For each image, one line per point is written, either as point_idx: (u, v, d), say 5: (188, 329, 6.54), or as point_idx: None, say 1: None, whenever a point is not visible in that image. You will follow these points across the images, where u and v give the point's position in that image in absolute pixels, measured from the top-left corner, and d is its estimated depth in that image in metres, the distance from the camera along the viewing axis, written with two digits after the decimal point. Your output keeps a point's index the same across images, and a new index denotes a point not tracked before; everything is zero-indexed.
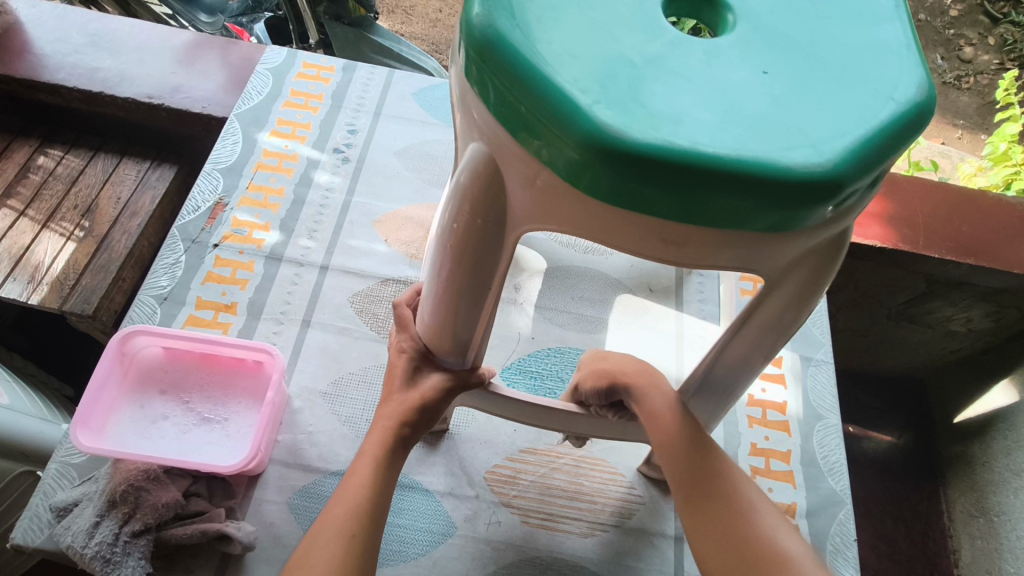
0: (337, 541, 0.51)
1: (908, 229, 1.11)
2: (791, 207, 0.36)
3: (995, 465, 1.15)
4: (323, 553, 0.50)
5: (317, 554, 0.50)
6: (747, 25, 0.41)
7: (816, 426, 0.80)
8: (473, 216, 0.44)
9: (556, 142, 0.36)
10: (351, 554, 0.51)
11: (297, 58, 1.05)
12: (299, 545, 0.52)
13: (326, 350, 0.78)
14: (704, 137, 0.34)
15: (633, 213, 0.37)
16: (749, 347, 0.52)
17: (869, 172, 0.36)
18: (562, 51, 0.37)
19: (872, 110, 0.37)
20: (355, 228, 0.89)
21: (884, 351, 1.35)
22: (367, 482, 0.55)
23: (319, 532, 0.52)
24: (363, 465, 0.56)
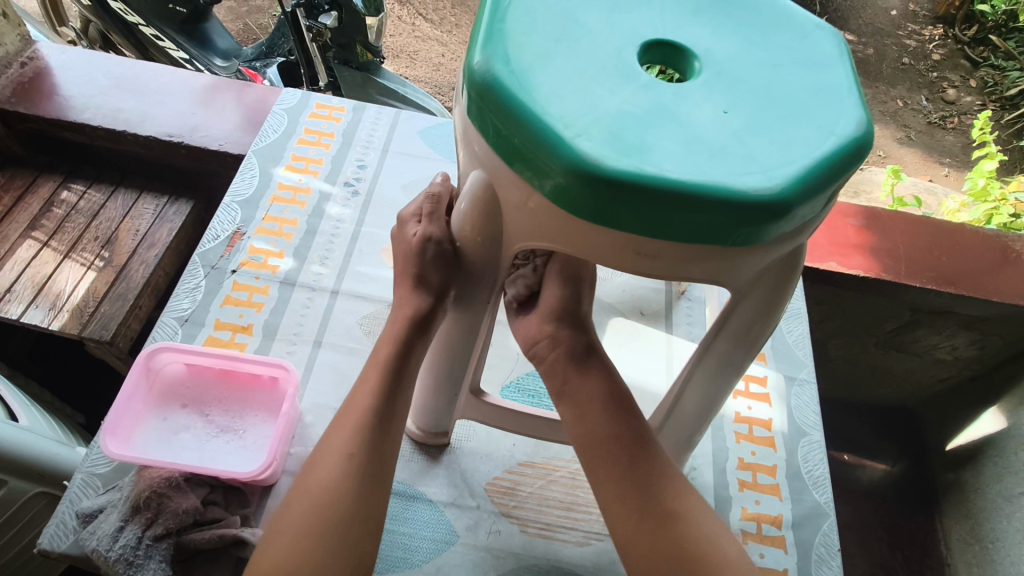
0: (337, 460, 0.53)
1: (890, 259, 1.17)
2: (748, 225, 0.42)
3: (986, 491, 1.17)
4: (324, 472, 0.52)
5: (321, 467, 0.53)
6: (711, 71, 0.47)
7: (800, 442, 0.85)
8: (475, 235, 0.50)
9: (546, 169, 0.42)
10: (355, 470, 0.52)
11: (310, 100, 1.13)
12: (314, 443, 0.56)
13: (335, 368, 0.83)
14: (670, 165, 0.41)
15: (613, 230, 0.43)
16: (724, 357, 0.57)
17: (814, 195, 0.42)
18: (550, 93, 0.43)
19: (816, 143, 0.43)
20: (365, 256, 0.94)
21: (875, 378, 1.39)
22: (375, 391, 0.56)
23: (326, 441, 0.54)
24: (373, 374, 0.57)
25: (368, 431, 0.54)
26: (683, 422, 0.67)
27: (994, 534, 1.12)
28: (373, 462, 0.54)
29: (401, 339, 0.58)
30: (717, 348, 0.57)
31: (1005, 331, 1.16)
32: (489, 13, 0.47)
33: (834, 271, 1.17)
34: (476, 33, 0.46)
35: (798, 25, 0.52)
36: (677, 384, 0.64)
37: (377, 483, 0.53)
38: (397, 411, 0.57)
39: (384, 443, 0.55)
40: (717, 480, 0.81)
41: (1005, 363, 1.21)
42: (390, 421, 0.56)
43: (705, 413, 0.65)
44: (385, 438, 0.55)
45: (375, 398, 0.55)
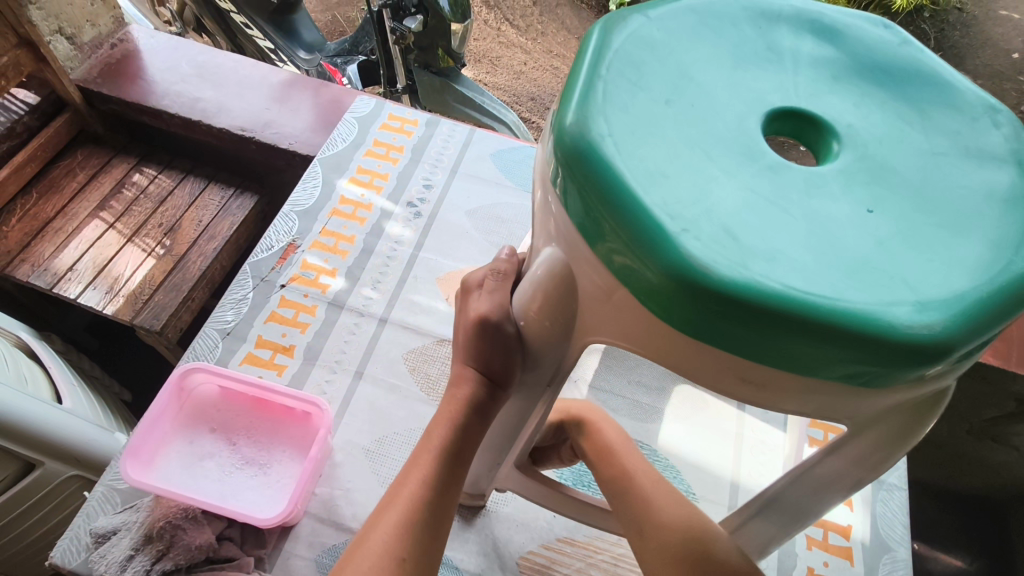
0: (387, 537, 0.45)
1: (1001, 344, 1.04)
2: (889, 365, 0.33)
3: None
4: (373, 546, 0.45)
5: (371, 539, 0.46)
6: (853, 155, 0.39)
7: (883, 558, 0.73)
8: (542, 317, 0.44)
9: (637, 263, 0.35)
10: (407, 548, 0.45)
11: (384, 109, 1.08)
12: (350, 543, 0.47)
13: (373, 405, 0.78)
14: (797, 280, 0.32)
15: (714, 347, 0.35)
16: (818, 485, 0.48)
17: (979, 336, 0.33)
18: (653, 170, 0.35)
19: (986, 268, 0.34)
20: (419, 283, 0.89)
21: (963, 469, 1.24)
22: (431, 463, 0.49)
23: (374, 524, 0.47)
24: (426, 454, 0.49)
25: (421, 512, 0.47)
26: (758, 534, 0.55)
27: None
28: (424, 546, 0.46)
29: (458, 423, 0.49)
30: (814, 474, 0.47)
31: None
32: (590, 64, 0.40)
33: None
34: (571, 87, 0.39)
35: (965, 107, 0.42)
36: (766, 491, 0.53)
37: (427, 569, 0.46)
38: (450, 499, 0.49)
39: (440, 522, 0.48)
40: None
41: None
42: (440, 514, 0.48)
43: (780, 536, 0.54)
44: (440, 517, 0.48)
45: (430, 470, 0.49)
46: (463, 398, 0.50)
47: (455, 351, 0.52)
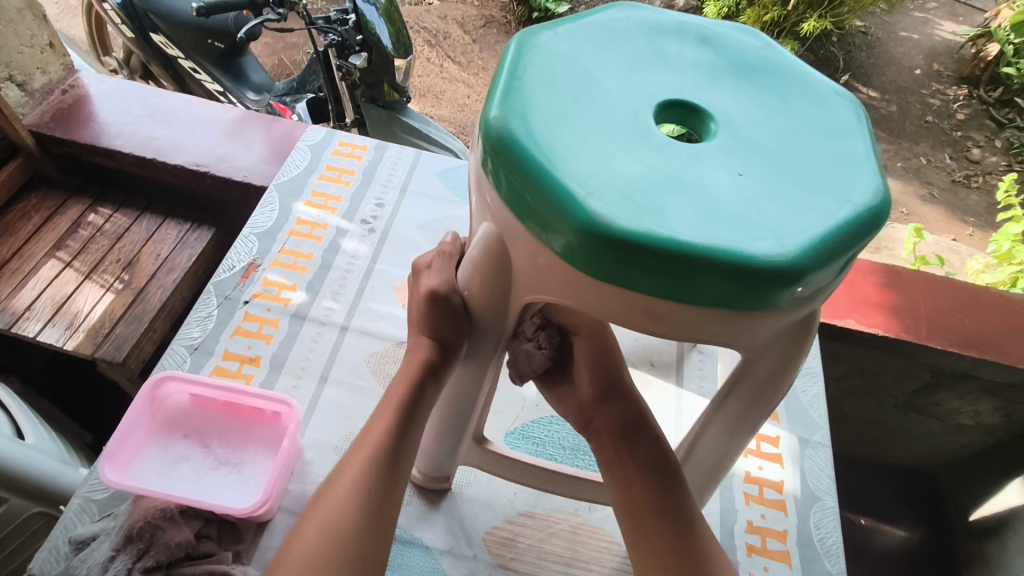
0: (352, 485, 0.52)
1: (911, 320, 1.13)
2: (761, 290, 0.41)
3: (1014, 568, 1.11)
4: (339, 494, 0.51)
5: (337, 488, 0.52)
6: (727, 133, 0.47)
7: (813, 507, 0.81)
8: (483, 286, 0.51)
9: (557, 226, 0.42)
10: (371, 497, 0.51)
11: (334, 137, 1.15)
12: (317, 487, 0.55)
13: (339, 406, 0.83)
14: (682, 228, 0.40)
15: (625, 290, 0.43)
16: (733, 421, 0.56)
17: (828, 264, 0.41)
18: (564, 151, 0.43)
19: (832, 211, 0.42)
20: (376, 293, 0.95)
21: (894, 442, 1.35)
22: (390, 424, 0.55)
23: (341, 468, 0.53)
24: (386, 411, 0.56)
25: (381, 457, 0.53)
26: (711, 445, 0.60)
27: None
28: (385, 495, 0.52)
29: (414, 382, 0.56)
30: (727, 411, 0.55)
31: None
32: (509, 71, 0.47)
33: (852, 329, 1.13)
34: (494, 89, 0.47)
35: (818, 91, 0.51)
36: (695, 427, 0.61)
37: (388, 518, 0.52)
38: (410, 453, 0.56)
39: (400, 478, 0.54)
40: (724, 543, 0.78)
41: None
42: (399, 469, 0.54)
43: (718, 466, 0.62)
44: (399, 472, 0.54)
45: (389, 430, 0.55)
46: (419, 362, 0.57)
47: (412, 325, 0.58)
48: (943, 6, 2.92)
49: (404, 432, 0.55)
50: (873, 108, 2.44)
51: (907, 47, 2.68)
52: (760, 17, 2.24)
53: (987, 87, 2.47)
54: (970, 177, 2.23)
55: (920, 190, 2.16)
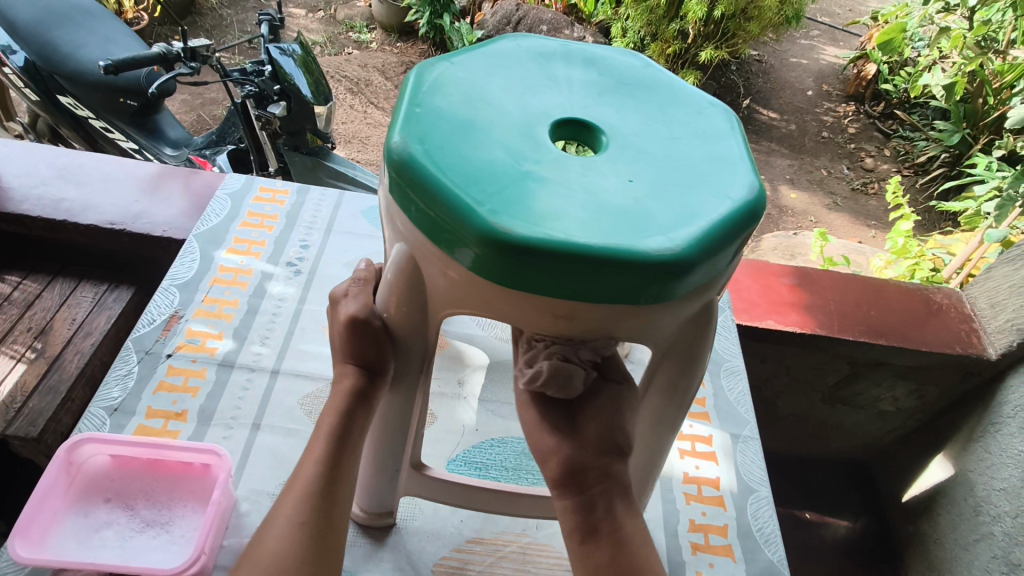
0: (285, 529, 0.50)
1: (824, 316, 1.19)
2: (656, 283, 0.44)
3: (946, 541, 1.17)
4: (270, 539, 0.50)
5: (268, 534, 0.50)
6: (616, 145, 0.51)
7: (749, 499, 0.85)
8: (400, 305, 0.52)
9: (463, 240, 0.44)
10: (305, 538, 0.50)
11: (253, 183, 1.16)
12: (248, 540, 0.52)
13: (275, 452, 0.80)
14: (578, 231, 0.43)
15: (533, 295, 0.45)
16: (658, 412, 0.60)
17: (714, 253, 0.45)
18: (464, 169, 0.45)
19: (713, 206, 0.47)
20: (306, 333, 0.95)
21: (828, 436, 1.40)
22: (320, 460, 0.54)
23: (273, 509, 0.52)
24: (316, 443, 0.55)
25: (313, 491, 0.52)
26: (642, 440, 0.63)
27: None
28: (319, 535, 0.51)
29: (343, 410, 0.56)
30: (650, 403, 0.60)
31: (939, 380, 1.19)
32: (409, 101, 0.50)
33: (773, 329, 1.18)
34: (396, 116, 0.49)
35: (694, 103, 0.57)
36: None
37: (322, 559, 0.50)
38: (344, 484, 0.55)
39: (334, 516, 0.53)
40: (669, 544, 0.80)
41: (943, 411, 1.25)
42: (334, 505, 0.53)
43: (649, 463, 0.65)
44: (332, 510, 0.53)
45: (320, 464, 0.54)
46: (346, 389, 0.57)
47: (335, 355, 0.59)
48: (825, 33, 3.20)
49: (335, 463, 0.54)
50: (775, 128, 2.62)
51: (798, 72, 2.92)
52: (664, 50, 2.40)
53: (871, 103, 2.71)
54: (867, 183, 2.41)
55: (825, 200, 2.32)
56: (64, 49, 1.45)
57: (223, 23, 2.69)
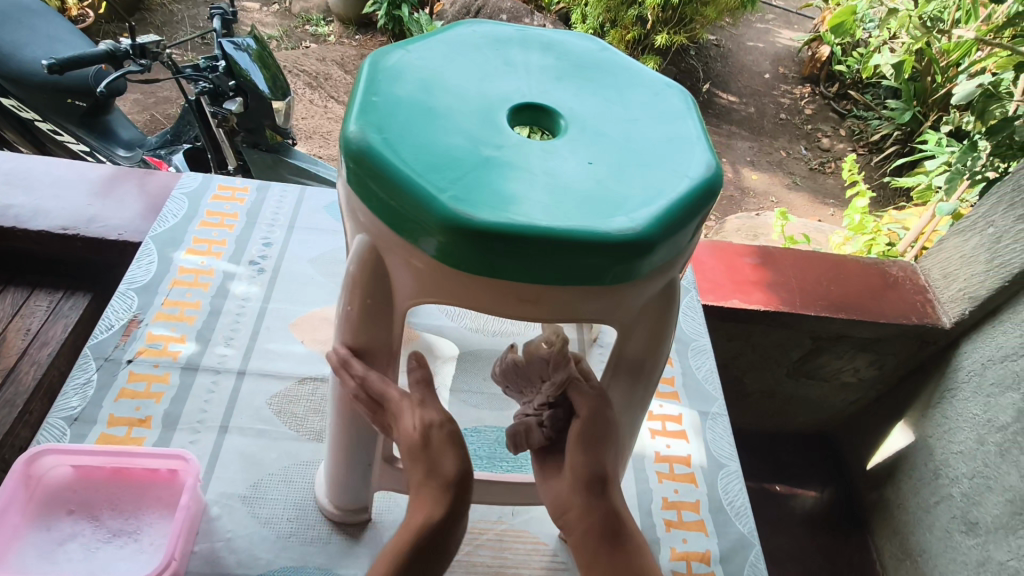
0: None
1: (786, 292, 1.22)
2: (619, 262, 0.44)
3: (908, 504, 1.22)
4: None
5: None
6: (575, 128, 0.51)
7: (719, 474, 0.87)
8: (363, 297, 0.51)
9: (425, 227, 0.44)
10: None
11: (211, 181, 1.14)
12: None
13: (244, 454, 0.79)
14: (540, 214, 0.43)
15: (498, 281, 0.45)
16: (625, 397, 0.61)
17: (675, 232, 0.46)
18: (424, 156, 0.45)
19: (672, 185, 0.47)
20: (272, 332, 0.93)
21: (794, 410, 1.44)
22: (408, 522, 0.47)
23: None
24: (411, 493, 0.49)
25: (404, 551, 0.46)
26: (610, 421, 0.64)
27: (921, 546, 1.16)
28: None
29: None
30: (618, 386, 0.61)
31: (897, 350, 1.23)
32: (366, 90, 0.50)
33: (737, 308, 1.20)
34: (352, 105, 0.49)
35: (651, 84, 0.57)
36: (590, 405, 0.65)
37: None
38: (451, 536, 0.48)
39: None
40: (644, 522, 0.82)
41: (902, 380, 1.29)
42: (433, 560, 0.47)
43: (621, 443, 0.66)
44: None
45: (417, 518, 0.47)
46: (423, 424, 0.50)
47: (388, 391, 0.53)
48: (780, 17, 3.26)
49: None
50: (734, 111, 2.67)
51: (755, 55, 2.97)
52: (623, 37, 2.41)
53: (826, 84, 2.77)
54: (824, 163, 2.48)
55: (785, 180, 2.37)
56: (4, 49, 1.39)
57: (174, 18, 2.61)
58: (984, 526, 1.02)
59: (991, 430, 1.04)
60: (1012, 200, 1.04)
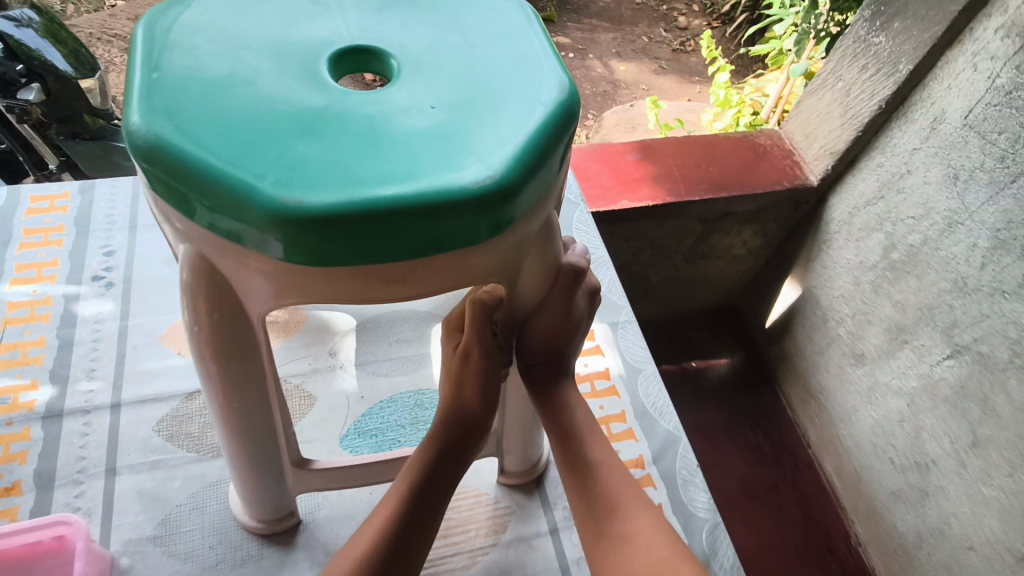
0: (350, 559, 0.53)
1: (671, 183, 1.23)
2: (486, 216, 0.40)
3: (806, 352, 1.32)
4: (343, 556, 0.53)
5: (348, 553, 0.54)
6: (409, 67, 0.45)
7: (638, 380, 0.89)
8: (209, 313, 0.45)
9: (253, 226, 0.37)
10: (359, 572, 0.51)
11: (20, 194, 0.97)
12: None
13: (142, 492, 0.72)
14: (384, 182, 0.38)
15: (358, 267, 0.39)
16: (559, 315, 0.57)
17: (540, 168, 0.42)
18: (232, 139, 0.38)
19: (526, 116, 0.43)
20: (141, 351, 0.83)
21: (695, 291, 1.49)
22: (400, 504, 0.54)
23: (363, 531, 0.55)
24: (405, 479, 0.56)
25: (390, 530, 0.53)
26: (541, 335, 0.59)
27: (823, 386, 1.27)
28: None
29: None
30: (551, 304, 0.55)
31: (777, 216, 1.29)
32: (144, 67, 0.41)
33: (628, 209, 1.20)
34: (130, 89, 0.40)
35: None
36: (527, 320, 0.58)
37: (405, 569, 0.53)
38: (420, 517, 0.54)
39: (428, 524, 0.55)
40: None
41: (785, 241, 1.37)
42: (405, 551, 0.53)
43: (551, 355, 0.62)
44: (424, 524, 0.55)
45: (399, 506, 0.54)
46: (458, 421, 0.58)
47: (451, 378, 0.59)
48: None
49: None
50: (591, 3, 2.59)
51: None
52: None
53: None
54: (684, 42, 2.49)
55: (652, 66, 2.37)
56: None
57: None
58: (868, 356, 1.13)
59: (865, 271, 1.12)
60: (855, 52, 1.08)
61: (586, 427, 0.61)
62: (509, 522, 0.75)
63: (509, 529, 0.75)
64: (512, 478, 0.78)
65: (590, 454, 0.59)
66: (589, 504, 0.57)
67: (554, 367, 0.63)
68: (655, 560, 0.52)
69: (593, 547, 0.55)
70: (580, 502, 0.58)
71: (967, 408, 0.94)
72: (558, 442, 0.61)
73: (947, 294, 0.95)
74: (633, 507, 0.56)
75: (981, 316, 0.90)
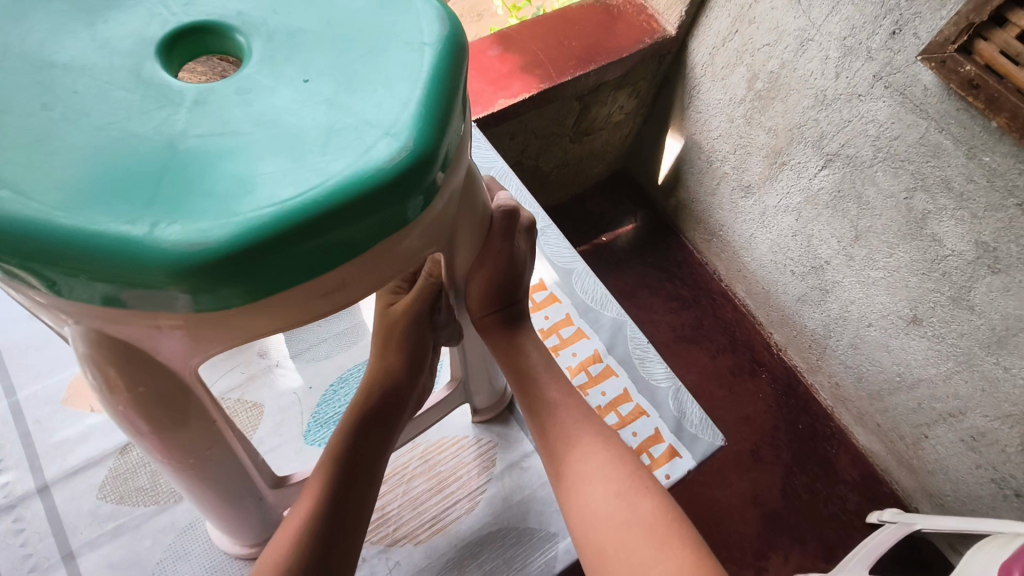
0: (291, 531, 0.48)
1: (539, 69, 1.17)
2: (409, 193, 0.36)
3: (699, 197, 1.37)
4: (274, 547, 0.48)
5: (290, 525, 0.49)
6: (260, 40, 0.38)
7: (572, 280, 0.91)
8: (133, 386, 0.40)
9: (149, 283, 0.32)
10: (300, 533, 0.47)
11: None
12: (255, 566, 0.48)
13: (113, 564, 0.66)
14: (285, 189, 0.32)
15: (286, 290, 0.35)
16: (500, 262, 0.57)
17: (449, 121, 0.37)
18: (83, 187, 0.31)
19: (415, 64, 0.38)
20: (48, 423, 0.74)
21: (587, 166, 1.50)
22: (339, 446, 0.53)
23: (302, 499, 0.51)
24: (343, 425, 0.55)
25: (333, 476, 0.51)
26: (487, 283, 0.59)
27: (720, 223, 1.33)
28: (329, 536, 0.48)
29: None
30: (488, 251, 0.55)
31: (646, 73, 1.29)
32: None
33: (506, 108, 1.15)
34: None
35: None
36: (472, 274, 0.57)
37: (361, 505, 0.51)
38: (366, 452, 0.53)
39: (376, 459, 0.54)
40: None
41: (657, 95, 1.37)
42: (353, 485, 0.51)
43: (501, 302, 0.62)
44: (359, 494, 0.51)
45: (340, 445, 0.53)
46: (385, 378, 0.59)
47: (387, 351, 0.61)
48: None
49: None
50: None
51: None
52: None
53: None
54: None
55: None
56: None
57: None
58: (754, 185, 1.18)
59: (735, 107, 1.15)
60: None
61: (542, 369, 0.61)
62: (496, 454, 0.77)
63: (498, 461, 0.77)
64: (486, 415, 0.79)
65: (548, 395, 0.60)
66: (550, 447, 0.57)
67: (507, 313, 0.63)
68: (614, 494, 0.52)
69: (558, 485, 0.56)
70: (543, 442, 0.58)
71: (846, 208, 1.00)
72: (516, 383, 0.61)
73: (811, 110, 0.99)
74: (591, 441, 0.56)
75: (845, 122, 0.94)
